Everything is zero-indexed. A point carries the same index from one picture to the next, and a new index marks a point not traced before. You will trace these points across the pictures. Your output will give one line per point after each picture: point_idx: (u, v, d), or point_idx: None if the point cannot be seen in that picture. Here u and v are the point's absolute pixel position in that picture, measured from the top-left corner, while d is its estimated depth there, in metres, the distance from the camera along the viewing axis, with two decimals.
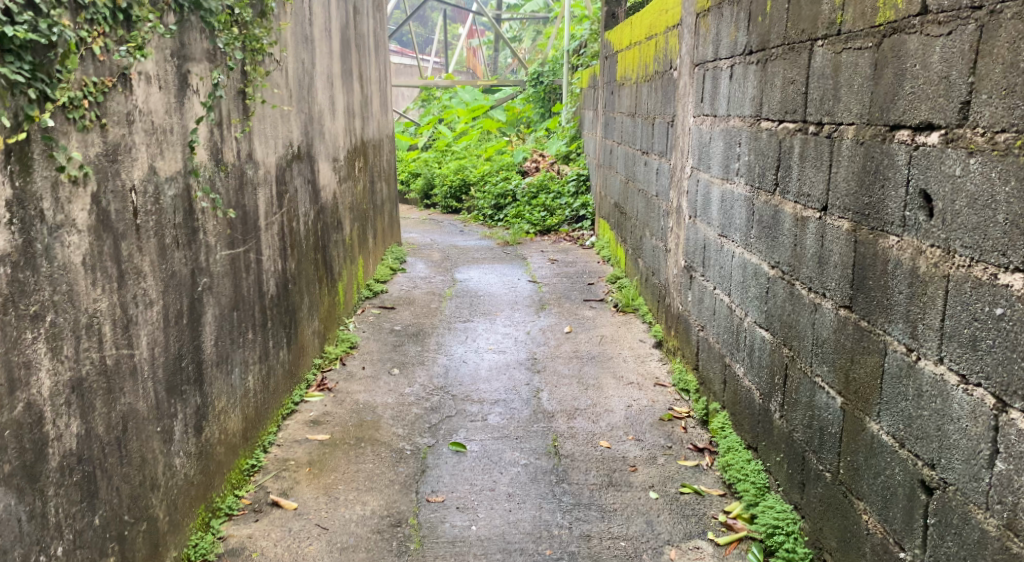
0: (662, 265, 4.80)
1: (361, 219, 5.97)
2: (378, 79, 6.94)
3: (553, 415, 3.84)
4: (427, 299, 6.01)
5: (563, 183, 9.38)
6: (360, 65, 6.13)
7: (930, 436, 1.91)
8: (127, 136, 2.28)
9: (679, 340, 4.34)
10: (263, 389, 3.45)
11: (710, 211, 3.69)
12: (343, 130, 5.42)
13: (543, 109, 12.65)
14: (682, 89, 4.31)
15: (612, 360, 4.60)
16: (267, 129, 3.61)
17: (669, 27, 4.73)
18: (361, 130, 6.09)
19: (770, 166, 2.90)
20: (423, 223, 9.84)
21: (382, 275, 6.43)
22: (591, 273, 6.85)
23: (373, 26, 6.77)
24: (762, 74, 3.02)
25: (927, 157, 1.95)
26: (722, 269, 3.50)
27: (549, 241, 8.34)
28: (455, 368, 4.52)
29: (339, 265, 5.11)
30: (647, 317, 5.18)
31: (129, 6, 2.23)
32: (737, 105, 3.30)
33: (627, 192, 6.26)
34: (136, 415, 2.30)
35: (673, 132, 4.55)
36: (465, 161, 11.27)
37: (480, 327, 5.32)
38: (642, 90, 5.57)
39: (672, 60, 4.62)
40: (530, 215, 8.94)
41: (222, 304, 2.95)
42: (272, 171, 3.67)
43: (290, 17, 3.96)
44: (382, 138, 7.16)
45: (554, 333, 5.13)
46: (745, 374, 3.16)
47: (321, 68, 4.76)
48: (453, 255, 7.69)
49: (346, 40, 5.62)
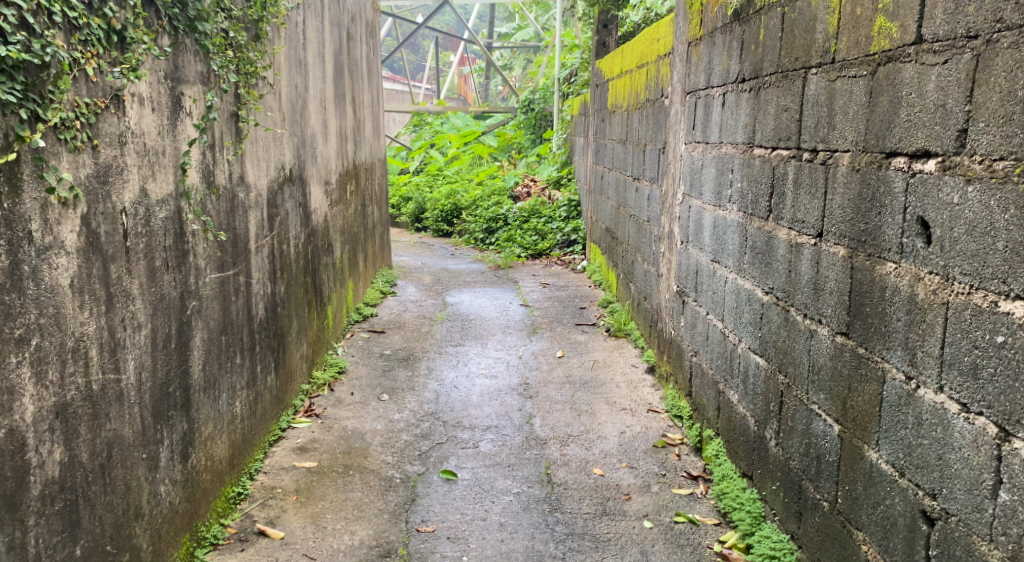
0: (654, 291, 4.78)
1: (351, 243, 5.95)
2: (371, 104, 6.95)
3: (545, 442, 3.81)
4: (417, 323, 5.97)
5: (553, 208, 9.39)
6: (353, 89, 6.13)
7: (931, 466, 1.89)
8: (118, 157, 2.25)
9: (671, 366, 4.32)
10: (250, 414, 3.41)
11: (702, 237, 3.68)
12: (335, 153, 5.41)
13: (534, 135, 12.69)
14: (674, 116, 4.32)
15: (604, 386, 4.58)
16: (259, 152, 3.59)
17: (660, 55, 4.75)
18: (353, 153, 6.09)
19: (764, 193, 2.89)
20: (414, 246, 9.82)
21: (372, 299, 6.39)
22: (582, 298, 6.83)
23: (366, 51, 6.79)
24: (755, 101, 3.02)
25: (925, 184, 1.94)
26: (715, 295, 3.49)
27: (541, 266, 8.33)
28: (445, 393, 4.49)
29: (329, 288, 5.08)
30: (639, 343, 5.15)
31: (123, 27, 2.21)
32: (730, 132, 3.30)
33: (618, 218, 6.26)
34: (121, 441, 2.26)
35: (665, 159, 4.55)
36: (456, 186, 11.28)
37: (471, 352, 5.29)
38: (634, 117, 5.58)
39: (663, 87, 4.63)
40: (521, 240, 8.93)
41: (211, 328, 2.92)
42: (263, 194, 3.65)
43: (283, 41, 3.95)
44: (374, 162, 7.16)
45: (545, 359, 5.10)
46: (739, 401, 3.13)
47: (313, 92, 4.75)
48: (443, 280, 7.66)
49: (339, 65, 5.62)
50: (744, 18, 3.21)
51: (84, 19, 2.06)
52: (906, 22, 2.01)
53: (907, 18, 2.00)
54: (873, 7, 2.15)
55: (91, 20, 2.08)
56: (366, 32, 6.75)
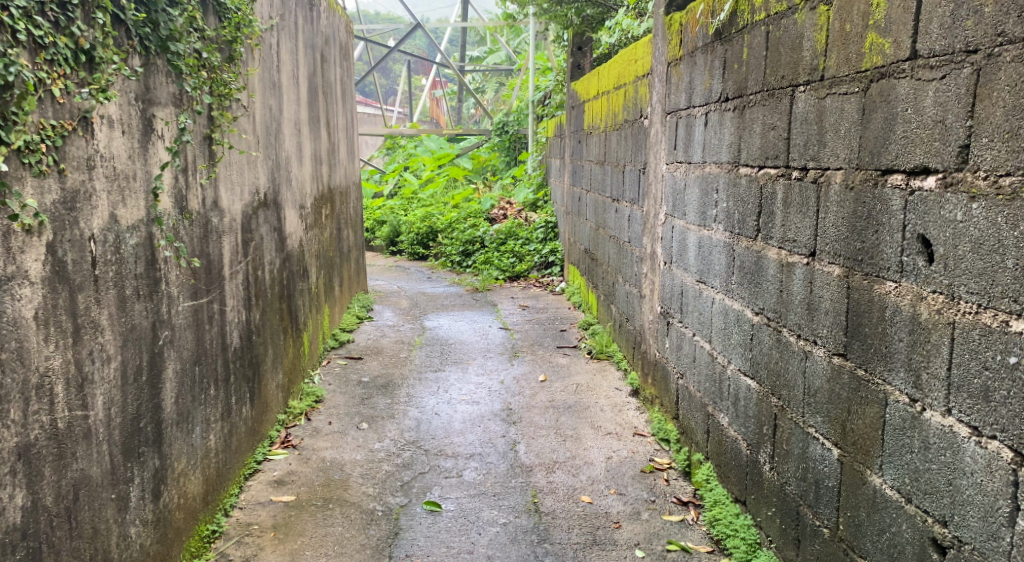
0: (637, 313, 4.73)
1: (327, 267, 5.85)
2: (345, 127, 6.87)
3: (530, 469, 3.75)
4: (395, 349, 5.88)
5: (530, 230, 9.35)
6: (327, 112, 6.05)
7: (941, 491, 1.83)
8: (86, 182, 2.16)
9: (656, 389, 4.26)
10: (225, 447, 3.30)
11: (687, 257, 3.62)
12: (310, 178, 5.33)
13: (509, 157, 12.65)
14: (654, 137, 4.27)
15: (588, 410, 4.51)
16: (233, 176, 3.50)
17: (638, 76, 4.71)
18: (328, 177, 6.00)
19: (750, 212, 2.84)
20: (389, 270, 9.73)
21: (349, 324, 6.29)
22: (563, 320, 6.76)
23: (340, 74, 6.73)
24: (739, 120, 2.97)
25: (925, 202, 1.89)
26: (701, 316, 3.43)
27: (519, 288, 8.26)
28: (427, 421, 4.39)
29: (304, 314, 4.98)
30: (621, 365, 5.09)
31: (92, 47, 2.12)
32: (713, 152, 3.25)
33: (597, 239, 6.21)
34: (88, 482, 2.15)
35: (645, 179, 4.50)
36: (431, 208, 11.20)
37: (452, 378, 5.19)
38: (611, 138, 5.54)
39: (642, 108, 4.59)
40: (498, 261, 8.85)
41: (183, 359, 2.82)
42: (237, 219, 3.56)
43: (257, 63, 3.87)
44: (349, 186, 7.07)
45: (527, 382, 5.02)
46: (730, 424, 3.07)
47: (287, 116, 4.67)
48: (420, 303, 7.58)
49: (313, 88, 5.54)
50: (725, 36, 3.16)
51: (49, 38, 1.97)
52: (900, 38, 1.96)
53: (901, 33, 1.96)
54: (864, 23, 2.10)
55: (57, 39, 2.00)
56: (340, 55, 6.69)
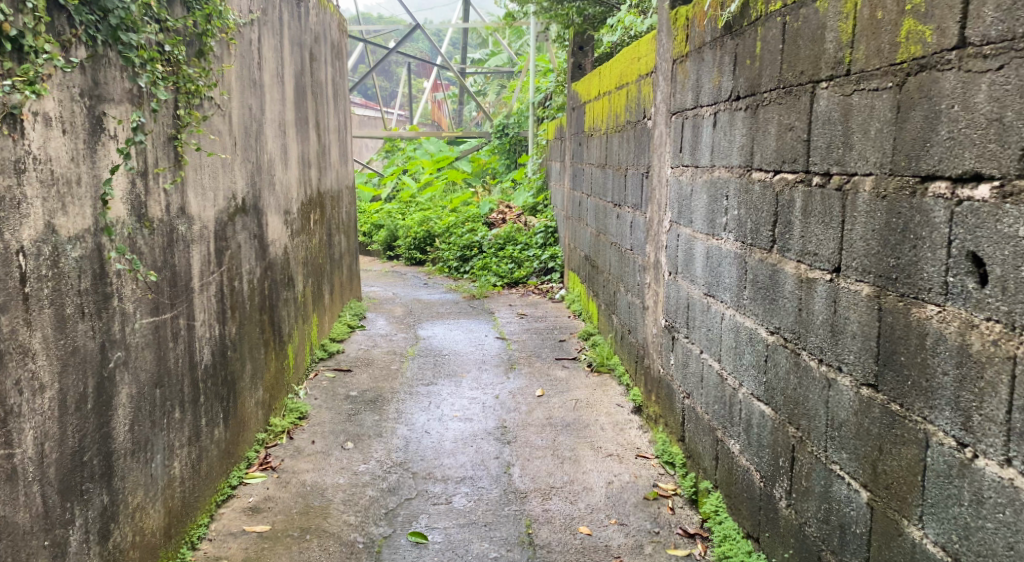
0: (639, 325, 4.47)
1: (315, 275, 5.60)
2: (336, 129, 6.62)
3: (525, 495, 3.50)
4: (386, 360, 5.62)
5: (530, 235, 9.09)
6: (316, 113, 5.80)
7: (998, 555, 1.59)
8: (13, 188, 1.93)
9: (660, 407, 4.00)
10: (192, 474, 3.05)
11: (694, 268, 3.36)
12: (296, 182, 5.08)
13: (509, 160, 12.40)
14: (658, 139, 4.02)
15: (588, 428, 4.26)
16: (204, 180, 3.25)
17: (641, 75, 4.45)
18: (317, 181, 5.75)
19: (766, 221, 2.58)
20: (385, 275, 9.48)
21: (339, 334, 6.04)
22: (562, 329, 6.50)
23: (332, 73, 6.47)
24: (752, 121, 2.71)
25: (977, 214, 1.65)
26: (710, 332, 3.17)
27: (517, 294, 8.01)
28: (416, 440, 4.13)
29: (288, 325, 4.73)
30: (623, 379, 4.83)
31: (19, 34, 1.89)
32: (723, 155, 3.00)
33: (598, 246, 5.96)
34: (13, 529, 1.92)
35: (648, 183, 4.25)
36: (429, 212, 10.96)
37: (444, 392, 4.94)
38: (613, 140, 5.28)
39: (645, 109, 4.34)
40: (497, 267, 8.60)
41: (141, 382, 2.57)
42: (208, 226, 3.31)
43: (232, 59, 3.62)
44: (341, 190, 6.82)
45: (524, 397, 4.77)
46: (741, 452, 2.80)
47: (270, 116, 4.42)
48: (415, 311, 7.33)
49: (300, 88, 5.29)
50: (735, 30, 2.90)
51: None
52: (944, 24, 1.71)
53: (946, 18, 1.70)
54: (898, 8, 1.84)
55: None
56: (331, 54, 6.44)
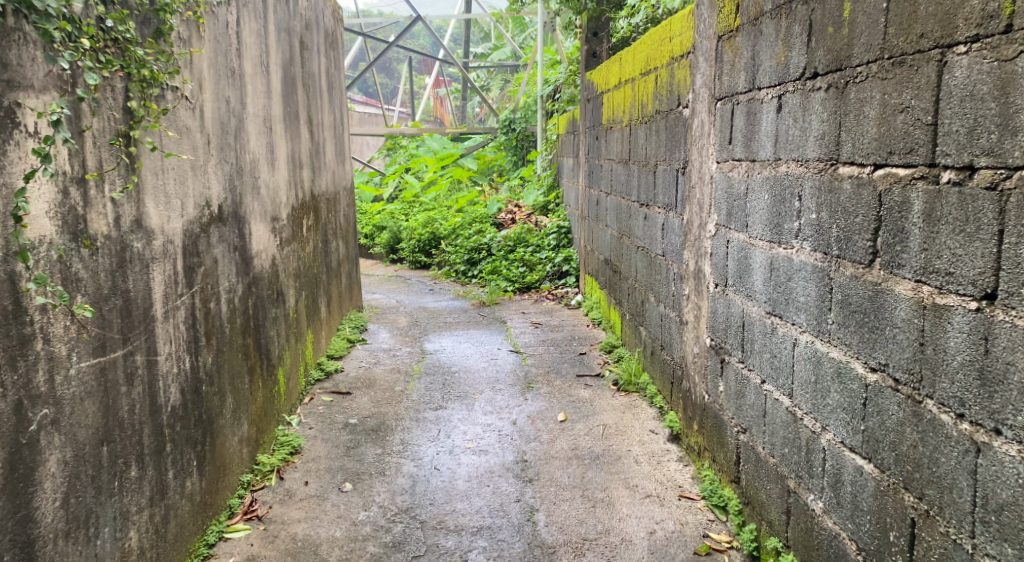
0: (676, 342, 3.94)
1: (310, 286, 5.08)
2: (332, 126, 6.10)
3: (553, 550, 2.99)
4: (390, 380, 5.10)
5: (541, 236, 8.56)
6: (308, 107, 5.28)
7: None
8: None
9: (705, 438, 3.48)
10: (157, 542, 2.54)
11: (752, 281, 2.83)
12: (286, 184, 4.56)
13: (516, 156, 11.85)
14: (698, 130, 3.49)
15: (620, 461, 3.73)
16: (168, 186, 2.74)
17: (674, 57, 3.92)
18: (310, 184, 5.23)
19: (863, 228, 2.06)
20: (388, 281, 8.95)
21: (336, 351, 5.52)
22: (582, 340, 5.98)
23: (325, 64, 5.94)
24: (837, 102, 2.18)
25: None
26: (776, 359, 2.63)
27: (529, 301, 7.49)
28: (424, 479, 3.62)
29: (277, 347, 4.21)
30: (655, 400, 4.31)
31: None
32: (794, 146, 2.46)
33: (621, 249, 5.43)
34: None
35: (685, 180, 3.72)
36: (433, 213, 10.43)
37: (455, 417, 4.41)
38: (638, 132, 4.75)
39: (681, 96, 3.81)
40: (507, 271, 8.09)
41: (81, 443, 2.06)
42: (175, 240, 2.79)
43: (203, 43, 3.11)
44: (338, 191, 6.30)
45: (545, 423, 4.24)
46: (827, 515, 2.26)
47: (253, 110, 3.89)
48: (421, 321, 6.80)
49: (288, 80, 4.76)
50: None
51: None
52: None
53: None
54: None
55: None
56: (324, 44, 5.91)
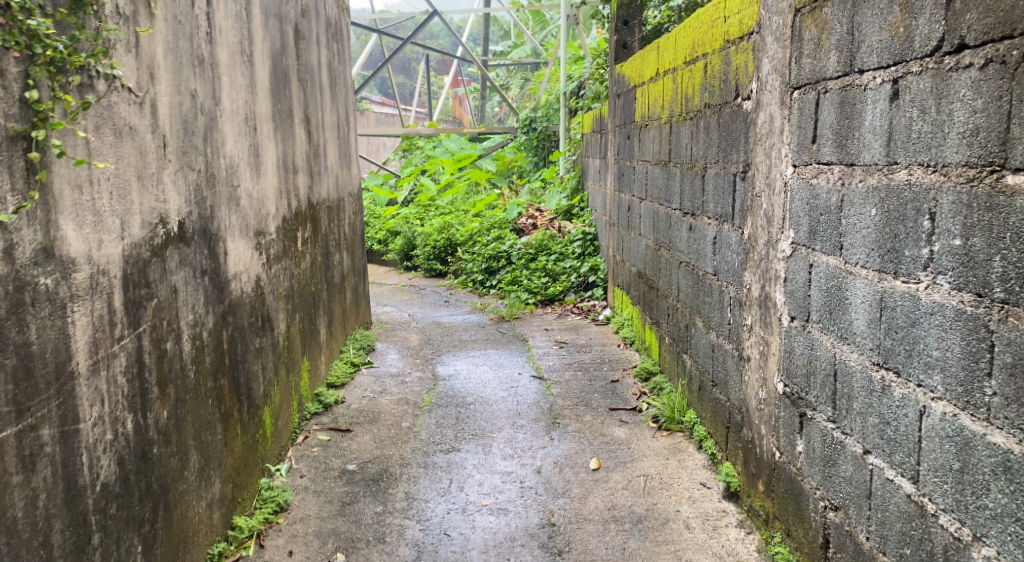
0: (733, 381, 3.31)
1: (306, 306, 4.48)
2: (335, 126, 5.50)
3: None
4: (396, 413, 4.49)
5: (565, 244, 7.95)
6: (305, 104, 4.69)
7: None
8: None
9: (775, 506, 2.85)
10: None
11: (844, 320, 2.27)
12: (276, 193, 3.96)
13: (537, 157, 11.23)
14: (766, 127, 2.87)
15: (667, 526, 3.11)
16: (103, 201, 2.16)
17: (729, 41, 3.31)
18: (307, 191, 4.63)
19: None
20: (401, 292, 8.35)
21: (339, 378, 4.93)
22: (613, 363, 5.36)
23: (327, 56, 5.34)
24: (1004, 85, 1.65)
25: None
26: (881, 428, 2.05)
27: (553, 315, 6.87)
28: (432, 550, 3.02)
29: (263, 383, 3.61)
30: (705, 445, 3.69)
31: None
32: (925, 146, 1.85)
33: (659, 263, 4.81)
34: None
35: (746, 188, 3.11)
36: (450, 218, 9.83)
37: (470, 462, 3.80)
38: (681, 131, 4.14)
39: (739, 86, 3.20)
40: (528, 282, 7.48)
41: None
42: (112, 270, 2.21)
43: (156, 23, 2.53)
44: (342, 198, 5.69)
45: (575, 472, 3.63)
46: None
47: (230, 107, 3.30)
48: (434, 339, 6.20)
49: (280, 73, 4.18)
50: None
51: None
52: None
53: None
54: None
55: None
56: (325, 34, 5.31)
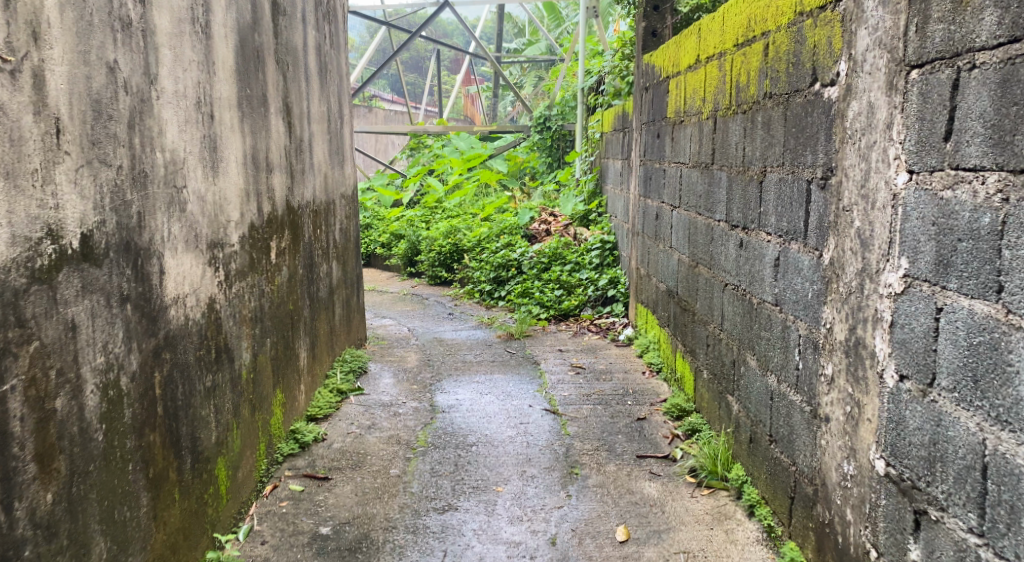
0: (806, 443, 2.64)
1: (281, 329, 3.81)
2: (325, 119, 4.83)
3: None
4: (385, 456, 3.80)
5: (582, 253, 7.26)
6: (286, 90, 4.02)
7: None
8: None
9: None
10: None
11: (988, 387, 1.73)
12: (242, 195, 3.30)
13: (550, 158, 10.54)
14: (863, 121, 2.23)
15: None
16: None
17: (806, 14, 2.68)
18: (286, 192, 3.96)
19: None
20: (402, 302, 7.67)
21: (320, 410, 4.25)
22: (639, 394, 4.67)
23: (315, 37, 4.67)
24: None
25: None
26: None
27: (568, 333, 6.19)
28: None
29: (218, 429, 2.94)
30: (761, 515, 3.01)
31: None
32: None
33: (696, 282, 4.14)
34: None
35: (830, 198, 2.47)
36: (457, 221, 9.16)
37: (470, 525, 3.13)
38: (732, 126, 3.52)
39: (818, 70, 2.57)
40: (541, 295, 6.81)
41: None
42: None
43: None
44: (332, 200, 5.02)
45: (598, 546, 2.96)
46: None
47: (174, 87, 2.63)
48: (435, 359, 5.52)
49: (253, 52, 3.51)
50: None
51: None
52: None
53: None
54: None
55: None
56: (315, 12, 4.65)
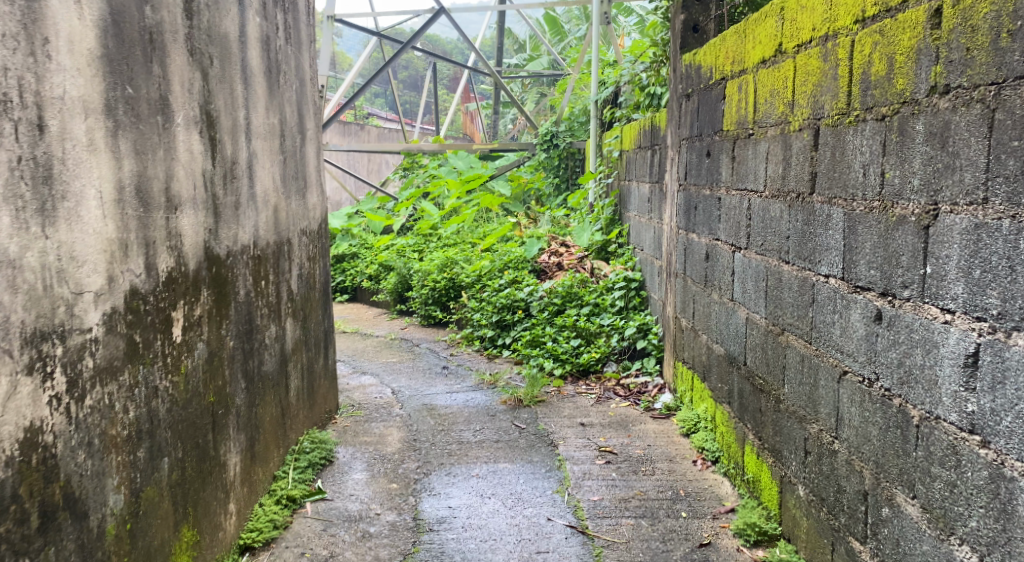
0: None
1: (195, 434, 2.65)
2: (275, 134, 3.67)
3: None
4: None
5: (601, 293, 6.08)
6: (208, 93, 2.86)
7: None
8: None
9: None
10: None
11: None
12: (110, 250, 2.14)
13: (557, 179, 9.35)
14: None
15: None
16: None
17: None
18: (205, 237, 2.80)
19: None
20: (388, 350, 6.51)
21: (259, 537, 3.10)
22: (695, 498, 3.49)
23: (261, 26, 3.51)
24: None
25: None
26: None
27: (590, 397, 5.01)
28: None
29: None
30: None
31: None
32: None
33: (783, 356, 2.97)
34: None
35: None
36: (453, 251, 8.01)
37: None
38: (856, 141, 2.37)
39: None
40: (553, 344, 5.64)
41: None
42: None
43: None
44: (288, 239, 3.86)
45: None
46: None
47: None
48: (425, 437, 4.34)
49: (142, 35, 2.36)
50: None
51: None
52: None
53: None
54: None
55: None
56: None
